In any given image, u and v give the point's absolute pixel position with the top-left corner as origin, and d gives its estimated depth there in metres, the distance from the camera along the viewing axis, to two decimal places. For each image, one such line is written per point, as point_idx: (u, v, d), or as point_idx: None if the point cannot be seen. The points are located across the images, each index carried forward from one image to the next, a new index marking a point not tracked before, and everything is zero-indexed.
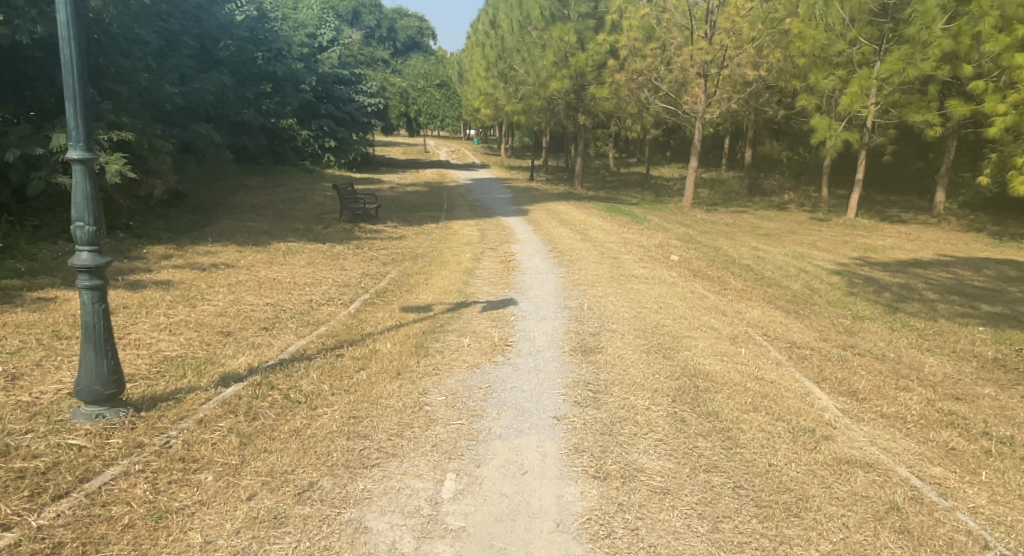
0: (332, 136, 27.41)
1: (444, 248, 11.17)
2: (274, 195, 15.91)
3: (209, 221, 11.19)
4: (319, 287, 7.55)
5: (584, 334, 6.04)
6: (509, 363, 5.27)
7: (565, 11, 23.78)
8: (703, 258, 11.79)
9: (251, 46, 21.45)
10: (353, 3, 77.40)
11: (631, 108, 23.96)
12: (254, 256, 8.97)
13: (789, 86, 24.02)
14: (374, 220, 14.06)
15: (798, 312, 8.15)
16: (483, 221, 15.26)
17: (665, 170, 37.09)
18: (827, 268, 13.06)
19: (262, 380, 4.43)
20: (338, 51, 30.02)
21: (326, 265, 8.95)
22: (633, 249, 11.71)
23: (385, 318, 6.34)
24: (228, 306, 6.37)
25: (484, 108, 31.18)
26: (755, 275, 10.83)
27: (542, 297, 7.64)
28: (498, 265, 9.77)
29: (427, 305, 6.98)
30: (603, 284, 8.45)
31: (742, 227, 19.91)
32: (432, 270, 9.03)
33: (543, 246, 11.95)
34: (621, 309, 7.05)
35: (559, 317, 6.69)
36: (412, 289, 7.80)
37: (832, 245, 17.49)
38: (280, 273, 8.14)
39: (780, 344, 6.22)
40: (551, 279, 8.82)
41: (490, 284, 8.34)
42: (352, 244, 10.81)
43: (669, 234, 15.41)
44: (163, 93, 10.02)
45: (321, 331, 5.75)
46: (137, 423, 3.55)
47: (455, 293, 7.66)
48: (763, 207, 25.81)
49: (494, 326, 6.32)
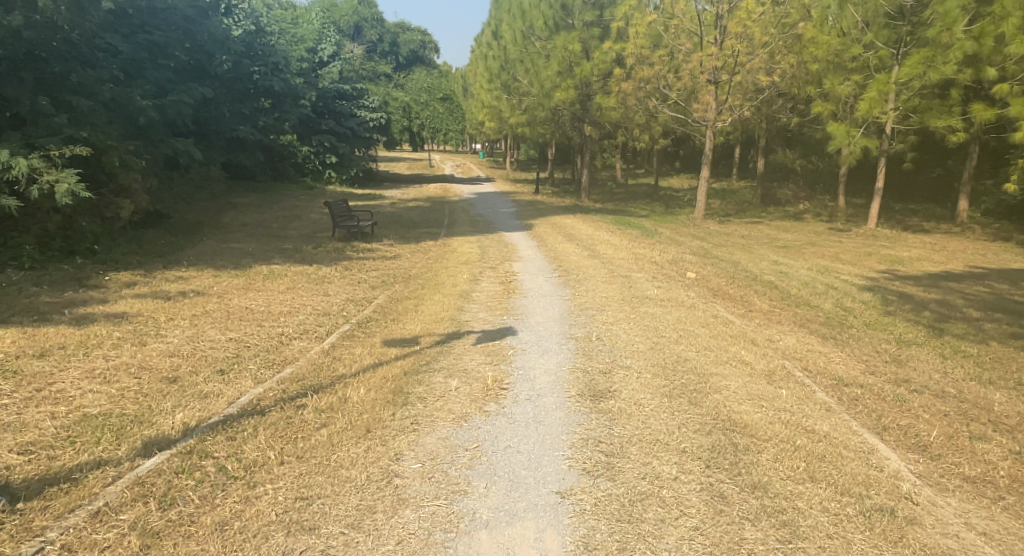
0: (333, 152, 26.86)
1: (440, 268, 10.35)
2: (266, 214, 15.20)
3: (189, 243, 10.44)
4: (295, 317, 6.71)
5: (594, 374, 5.15)
6: (502, 413, 4.38)
7: (569, 20, 23.14)
8: (722, 276, 10.89)
9: (247, 60, 20.89)
10: (355, 19, 77.29)
11: (639, 118, 23.20)
12: (231, 281, 8.18)
13: (802, 92, 23.18)
14: (369, 238, 13.30)
15: (836, 339, 7.20)
16: (485, 237, 14.46)
17: (674, 180, 36.23)
18: (856, 283, 12.09)
19: (194, 446, 3.57)
20: (339, 66, 29.46)
21: (308, 290, 8.15)
22: (645, 267, 10.81)
23: (363, 355, 5.47)
24: (184, 344, 5.53)
25: (488, 121, 30.54)
26: (780, 293, 9.92)
27: (545, 325, 6.77)
28: (498, 287, 8.91)
29: (412, 338, 6.12)
30: (614, 308, 7.58)
31: (759, 239, 19.03)
32: (423, 294, 8.19)
33: (547, 264, 11.13)
34: (635, 340, 6.16)
35: (564, 350, 5.80)
36: (398, 318, 6.96)
37: (855, 257, 16.58)
38: (254, 301, 7.33)
39: (823, 382, 5.30)
40: (556, 303, 7.95)
41: (487, 310, 7.49)
42: (342, 265, 10.01)
43: (683, 248, 14.51)
44: (136, 105, 9.33)
45: (284, 373, 4.90)
46: (5, 524, 2.75)
47: (447, 322, 6.81)
48: (778, 218, 24.87)
49: (488, 363, 5.44)
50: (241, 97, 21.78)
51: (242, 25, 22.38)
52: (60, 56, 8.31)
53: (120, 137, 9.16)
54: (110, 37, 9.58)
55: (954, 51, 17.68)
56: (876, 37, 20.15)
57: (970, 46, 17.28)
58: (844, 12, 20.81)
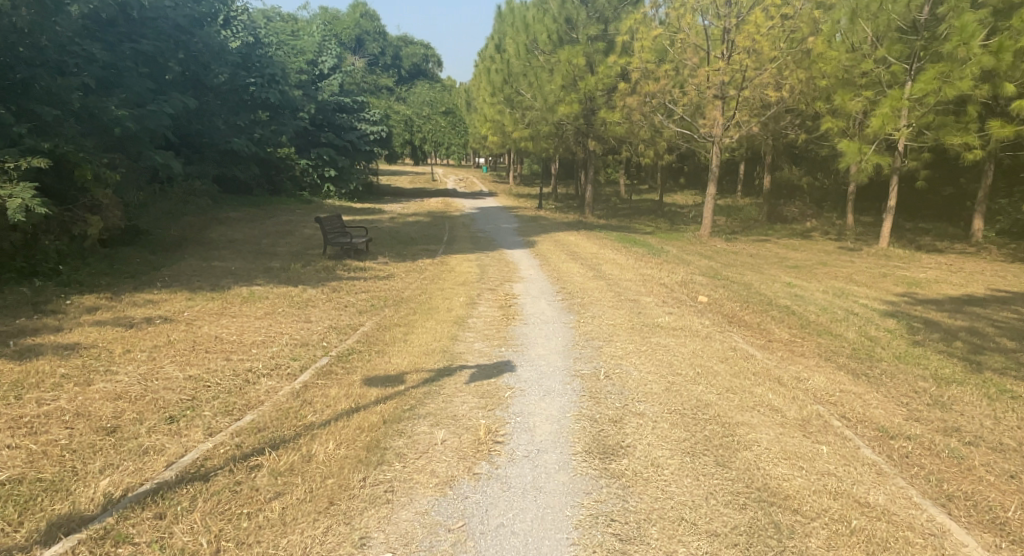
0: (332, 165, 26.38)
1: (435, 290, 9.68)
2: (257, 229, 14.60)
3: (168, 261, 9.83)
4: (269, 350, 6.05)
5: (603, 423, 4.44)
6: (495, 476, 3.69)
7: (573, 34, 22.70)
8: (736, 299, 10.23)
9: (244, 72, 20.43)
10: (357, 31, 77.31)
11: (644, 133, 22.68)
12: (205, 306, 7.55)
13: (811, 108, 22.63)
14: (362, 255, 12.68)
15: (868, 376, 6.49)
16: (484, 255, 13.82)
17: (678, 197, 35.67)
18: (877, 309, 11.39)
19: (111, 529, 2.93)
20: (339, 79, 28.98)
21: (289, 315, 7.50)
22: (654, 290, 10.16)
23: (337, 398, 4.78)
24: (135, 384, 4.86)
25: (491, 135, 30.07)
26: (799, 319, 9.26)
27: (547, 360, 6.06)
28: (497, 312, 8.23)
29: (397, 375, 5.42)
30: (622, 339, 6.89)
31: (768, 258, 18.39)
32: (414, 321, 7.53)
33: (550, 285, 10.49)
34: (648, 379, 5.46)
35: (569, 392, 5.11)
36: (384, 349, 6.28)
37: (869, 279, 15.93)
38: (226, 329, 6.68)
39: (866, 433, 4.61)
40: (559, 332, 7.25)
41: (483, 340, 6.80)
42: (330, 286, 9.37)
43: (692, 268, 13.86)
44: (110, 114, 8.73)
45: (242, 424, 4.21)
46: None
47: (438, 354, 6.13)
48: (786, 236, 24.25)
49: (481, 409, 4.74)
50: (237, 109, 21.28)
51: (240, 36, 21.94)
52: (28, 62, 7.73)
53: (94, 150, 8.59)
54: (86, 43, 9.00)
55: (971, 66, 17.09)
56: (889, 52, 19.60)
57: (988, 61, 16.72)
58: (855, 27, 20.30)
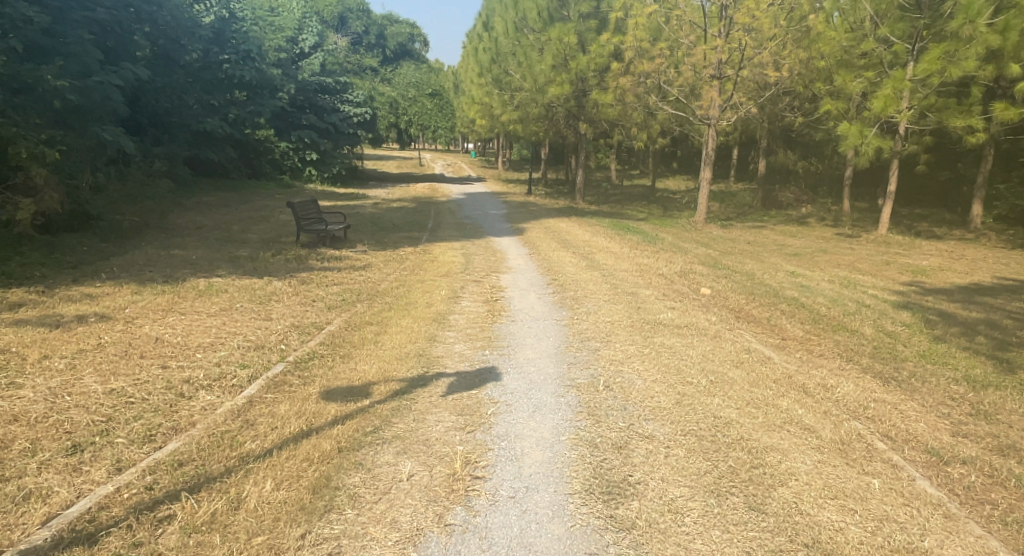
0: (314, 148, 25.38)
1: (414, 282, 8.87)
2: (229, 215, 13.72)
3: (121, 249, 8.98)
4: (217, 354, 5.23)
5: (605, 450, 3.68)
6: (472, 528, 2.92)
7: (564, 11, 21.72)
8: (740, 291, 9.51)
9: (216, 48, 19.31)
10: (340, 9, 75.60)
11: (637, 115, 21.85)
12: (153, 301, 6.73)
13: (810, 89, 21.86)
14: (339, 243, 11.84)
15: (899, 381, 5.73)
16: (470, 243, 13.03)
17: (670, 182, 34.96)
18: (888, 300, 10.68)
19: None
20: (321, 58, 27.87)
21: (249, 312, 6.68)
22: (652, 281, 9.42)
23: (287, 417, 3.99)
24: (39, 402, 4.04)
25: (480, 118, 29.11)
26: (810, 313, 8.55)
27: (536, 366, 5.29)
28: (482, 308, 7.45)
29: (363, 387, 4.63)
30: (622, 340, 6.12)
31: (766, 246, 17.70)
32: (389, 318, 6.74)
33: (539, 276, 9.72)
34: (655, 390, 4.69)
35: (563, 408, 4.33)
36: (351, 353, 5.48)
37: (871, 267, 15.27)
38: (170, 329, 5.86)
39: (915, 457, 3.87)
40: (551, 331, 6.49)
41: (465, 341, 6.02)
42: (298, 277, 8.53)
43: (691, 257, 13.15)
44: (46, 84, 7.83)
45: (160, 457, 3.41)
46: None
47: (412, 361, 5.34)
48: (782, 222, 23.59)
49: (458, 432, 3.93)
50: (210, 87, 20.19)
51: (214, 11, 20.80)
52: None
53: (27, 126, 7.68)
54: (19, 6, 8.04)
55: (976, 45, 16.27)
56: (891, 31, 18.71)
57: (995, 40, 15.94)
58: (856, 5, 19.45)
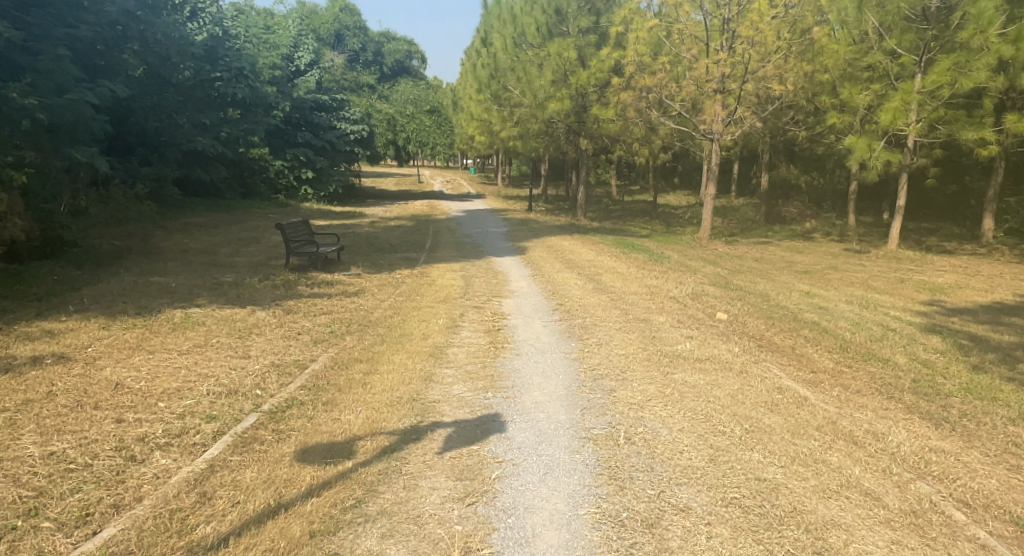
0: (310, 166, 24.87)
1: (410, 309, 8.26)
2: (218, 237, 13.16)
3: (97, 278, 8.39)
4: (181, 404, 4.58)
5: (634, 530, 3.04)
6: None
7: (562, 26, 21.36)
8: (758, 315, 8.90)
9: (207, 66, 18.87)
10: (336, 27, 75.77)
11: (638, 130, 21.37)
12: (122, 337, 6.11)
13: (814, 102, 21.40)
14: (331, 266, 11.24)
15: (952, 424, 5.10)
16: (470, 264, 12.46)
17: (670, 197, 34.53)
18: (913, 323, 10.06)
19: None
20: (317, 76, 27.50)
21: (227, 349, 6.05)
22: (664, 305, 8.81)
23: (253, 490, 3.37)
24: None
25: (478, 134, 28.70)
26: (835, 340, 7.94)
27: (546, 413, 4.65)
28: (483, 340, 6.82)
29: (347, 445, 4.01)
30: (639, 378, 5.47)
31: (775, 263, 17.13)
32: (381, 354, 6.11)
33: (544, 301, 9.11)
34: (683, 443, 4.06)
35: (580, 470, 3.69)
36: (336, 399, 4.85)
37: (886, 285, 14.68)
38: (134, 372, 5.23)
39: (1005, 533, 3.25)
40: (560, 368, 5.84)
41: (465, 382, 5.38)
42: (284, 306, 7.91)
43: (700, 277, 12.56)
44: (13, 103, 7.30)
45: (88, 551, 2.80)
46: None
47: (405, 408, 4.70)
48: (787, 238, 23.04)
49: (455, 507, 3.28)
50: (202, 106, 19.73)
51: (207, 28, 20.39)
52: None
53: None
54: None
55: (987, 56, 15.81)
56: (899, 43, 18.16)
57: (1008, 50, 15.46)
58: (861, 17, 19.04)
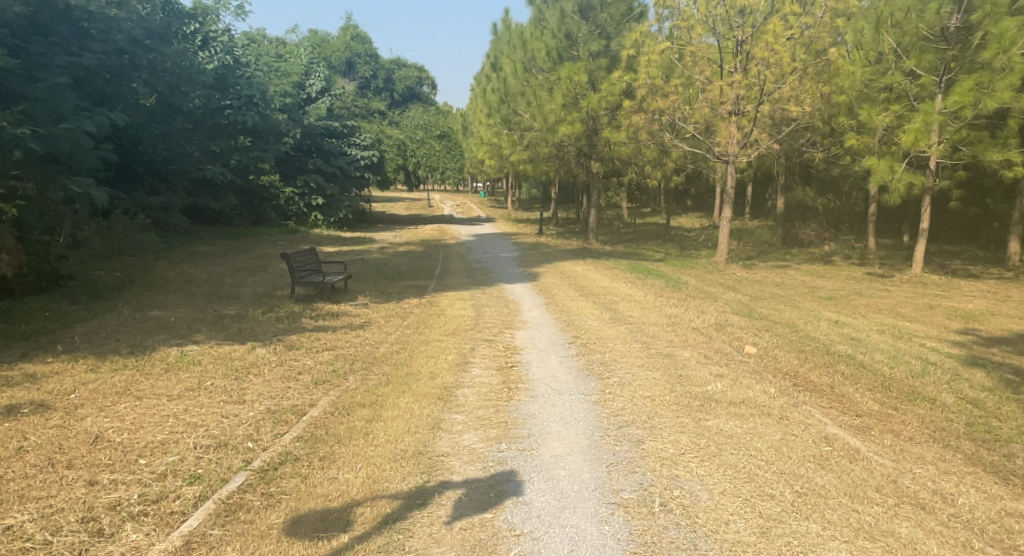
0: (320, 193, 24.72)
1: (418, 344, 7.81)
2: (223, 266, 12.86)
3: (91, 313, 8.05)
4: (163, 461, 4.13)
5: None
6: None
7: (573, 50, 21.18)
8: (789, 348, 8.36)
9: (216, 94, 18.78)
10: (347, 54, 76.76)
11: (650, 153, 21.03)
12: (111, 380, 5.72)
13: (831, 123, 20.98)
14: (337, 296, 10.85)
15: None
16: (481, 292, 12.02)
17: (683, 220, 34.09)
18: (953, 355, 9.46)
19: None
20: (328, 102, 27.47)
21: (221, 392, 5.61)
22: (688, 338, 8.29)
23: None
24: None
25: (488, 159, 28.51)
26: (874, 376, 7.38)
27: (569, 470, 4.16)
28: (496, 379, 6.33)
29: (344, 513, 3.53)
30: (669, 425, 4.97)
31: (796, 288, 16.59)
32: (386, 397, 5.64)
33: (558, 333, 8.63)
34: (728, 511, 3.56)
35: (611, 547, 3.20)
36: (335, 453, 4.38)
37: (915, 311, 14.08)
38: (118, 421, 4.79)
39: None
40: (580, 412, 5.34)
41: (476, 430, 4.89)
42: (285, 342, 7.49)
43: (721, 304, 12.05)
44: (4, 133, 6.99)
45: None
46: None
47: (411, 464, 4.22)
48: (806, 262, 22.48)
49: None
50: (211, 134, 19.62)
51: (217, 57, 20.41)
52: None
53: None
54: None
55: (1012, 76, 15.33)
56: (918, 63, 17.72)
57: None
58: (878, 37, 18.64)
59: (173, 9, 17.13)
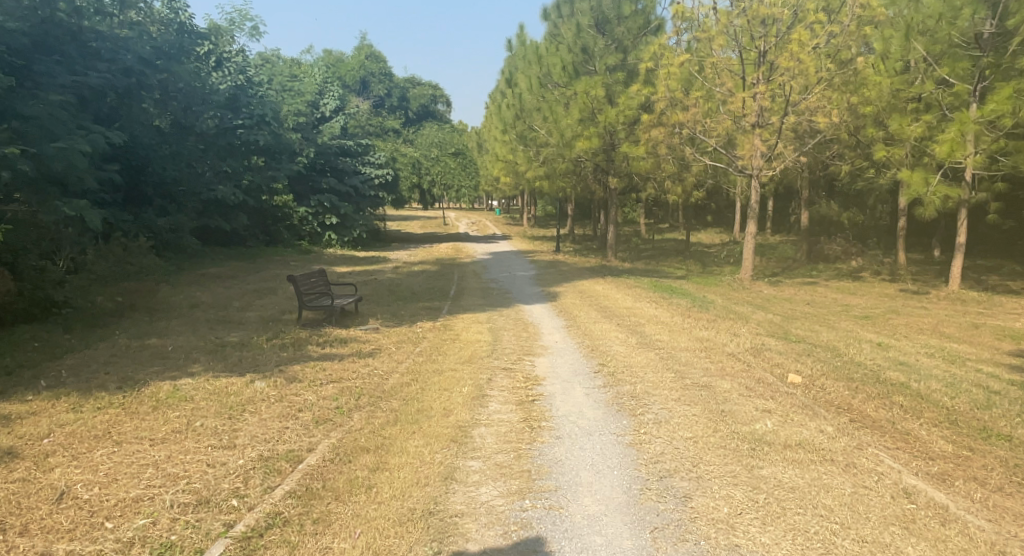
0: (334, 212, 24.39)
1: (431, 373, 7.20)
2: (232, 288, 12.43)
3: (85, 343, 7.59)
4: (132, 526, 3.53)
5: None
6: None
7: (589, 64, 20.69)
8: (837, 377, 7.59)
9: (225, 113, 18.46)
10: (361, 74, 77.59)
11: (670, 167, 20.42)
12: (92, 421, 5.17)
13: (859, 135, 20.19)
14: (346, 320, 10.32)
15: None
16: (498, 314, 11.41)
17: (704, 236, 33.34)
18: (1014, 382, 8.60)
19: None
20: (342, 121, 27.24)
21: (210, 434, 5.03)
22: (725, 367, 7.57)
23: None
24: None
25: (504, 176, 28.06)
26: (935, 409, 6.60)
27: (606, 537, 3.49)
28: (516, 416, 5.68)
29: None
30: (719, 476, 4.29)
31: (828, 306, 15.79)
32: (393, 440, 5.02)
33: (582, 360, 7.95)
34: None
35: None
36: (332, 514, 3.75)
37: (959, 331, 13.20)
38: (90, 473, 4.22)
39: None
40: (613, 458, 4.67)
41: (495, 482, 4.25)
42: (287, 374, 6.92)
43: (754, 326, 11.31)
44: None
45: None
46: None
47: (419, 529, 3.58)
48: (835, 278, 21.61)
49: None
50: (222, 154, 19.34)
51: (229, 77, 20.19)
52: None
53: None
54: None
55: None
56: (951, 71, 16.52)
57: None
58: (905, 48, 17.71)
59: (183, 29, 16.90)
